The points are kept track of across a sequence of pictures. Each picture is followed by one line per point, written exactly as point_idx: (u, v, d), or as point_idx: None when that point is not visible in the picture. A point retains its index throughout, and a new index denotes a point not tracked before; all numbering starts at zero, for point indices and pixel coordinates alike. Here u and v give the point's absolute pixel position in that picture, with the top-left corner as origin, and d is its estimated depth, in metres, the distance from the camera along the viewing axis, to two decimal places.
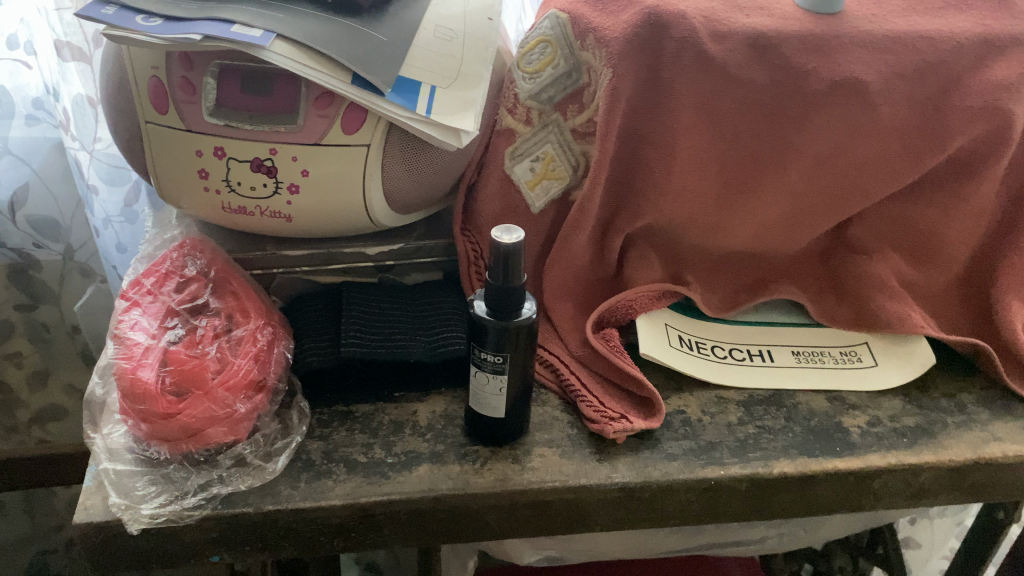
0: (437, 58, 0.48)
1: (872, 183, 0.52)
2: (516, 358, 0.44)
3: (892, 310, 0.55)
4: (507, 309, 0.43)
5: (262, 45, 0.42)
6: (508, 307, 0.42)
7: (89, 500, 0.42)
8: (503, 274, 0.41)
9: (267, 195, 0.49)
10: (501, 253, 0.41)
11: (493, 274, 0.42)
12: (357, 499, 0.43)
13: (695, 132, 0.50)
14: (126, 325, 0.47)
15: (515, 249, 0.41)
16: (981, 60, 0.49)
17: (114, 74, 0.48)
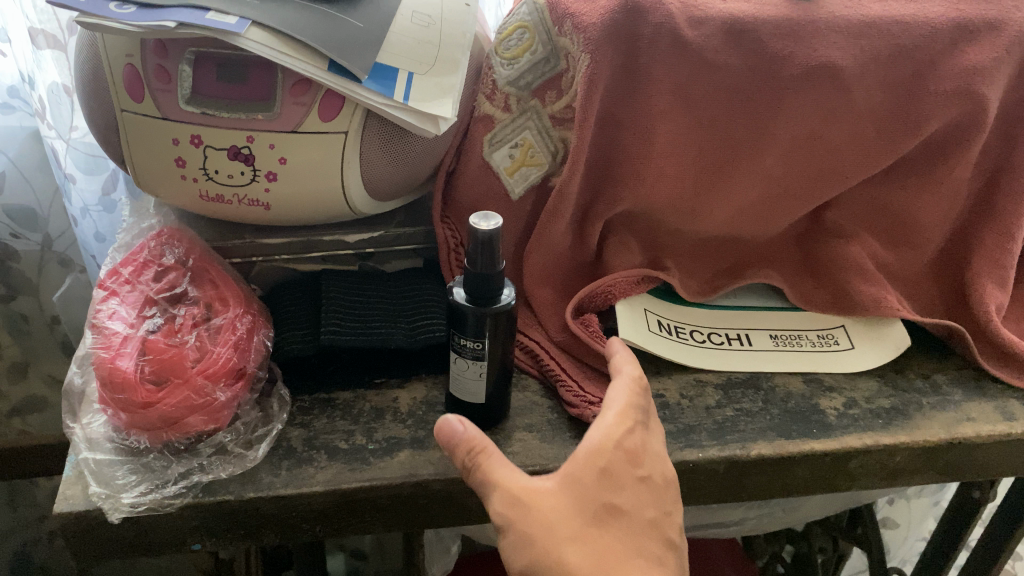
0: (413, 45, 0.48)
1: (846, 167, 0.53)
2: (496, 344, 0.44)
3: (868, 293, 0.56)
4: (486, 295, 0.43)
5: (238, 32, 0.42)
6: (487, 294, 0.43)
7: (69, 490, 0.42)
8: (482, 261, 0.41)
9: (245, 183, 0.49)
10: (479, 240, 0.41)
11: (472, 261, 0.42)
12: (338, 485, 0.43)
13: (672, 118, 0.50)
14: (104, 314, 0.47)
15: (494, 236, 0.41)
16: (954, 45, 0.49)
17: (88, 62, 0.48)
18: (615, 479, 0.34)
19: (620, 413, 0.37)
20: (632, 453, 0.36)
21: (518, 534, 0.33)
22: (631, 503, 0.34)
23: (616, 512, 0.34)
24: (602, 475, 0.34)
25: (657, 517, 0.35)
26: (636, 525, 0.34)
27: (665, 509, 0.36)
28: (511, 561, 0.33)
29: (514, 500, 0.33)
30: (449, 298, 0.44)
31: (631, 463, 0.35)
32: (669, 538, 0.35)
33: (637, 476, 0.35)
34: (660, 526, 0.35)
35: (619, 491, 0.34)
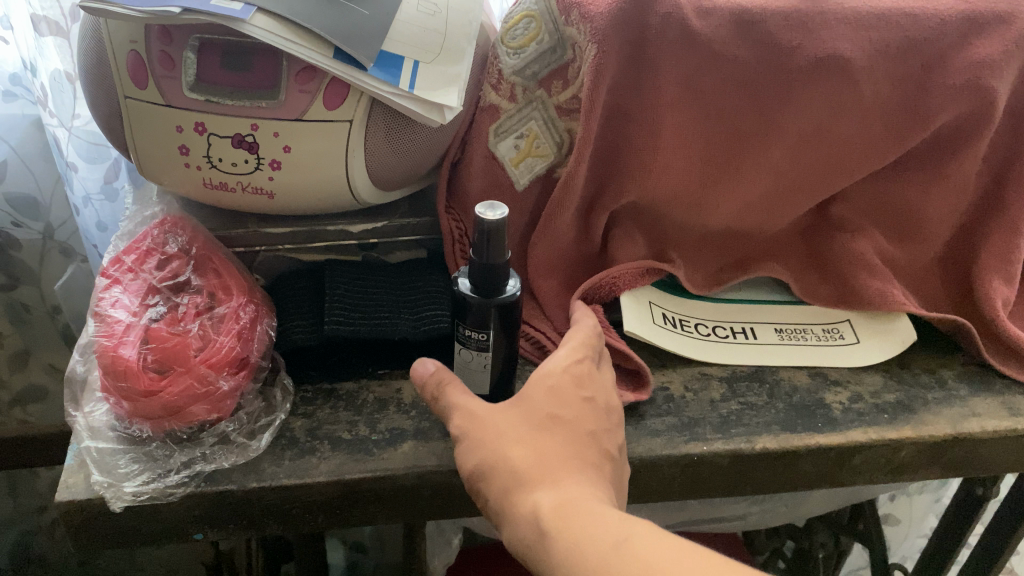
0: (419, 32, 0.48)
1: (853, 160, 0.52)
2: (501, 334, 0.44)
3: (874, 288, 0.56)
4: (491, 286, 0.42)
5: (243, 18, 0.42)
6: (492, 285, 0.42)
7: (71, 478, 0.42)
8: (487, 251, 0.41)
9: (249, 171, 0.48)
10: (484, 230, 0.40)
11: (477, 251, 0.41)
12: (342, 476, 0.43)
13: (679, 109, 0.50)
14: (107, 302, 0.46)
15: (499, 226, 0.40)
16: (964, 38, 0.49)
17: (92, 48, 0.47)
18: (561, 395, 0.40)
19: (570, 348, 0.44)
20: (578, 377, 0.42)
21: (470, 439, 0.39)
22: (572, 414, 0.40)
23: (556, 420, 0.39)
24: (550, 390, 0.40)
25: (597, 431, 0.40)
26: (576, 433, 0.39)
27: (607, 427, 0.41)
28: (464, 464, 0.39)
29: (471, 414, 0.40)
30: (455, 289, 0.44)
31: (575, 384, 0.41)
32: (610, 451, 0.40)
33: (581, 394, 0.41)
34: (599, 439, 0.40)
35: (564, 404, 0.40)
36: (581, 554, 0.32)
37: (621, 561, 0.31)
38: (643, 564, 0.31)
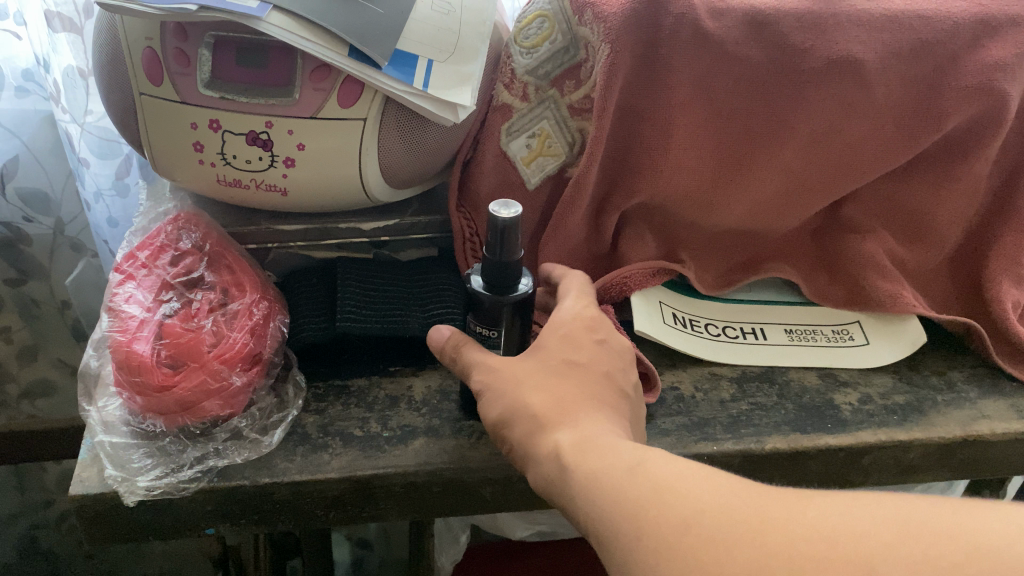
0: (434, 32, 0.48)
1: (865, 161, 0.52)
2: (511, 331, 0.44)
3: (884, 289, 0.56)
4: (503, 284, 0.42)
5: (258, 16, 0.42)
6: (504, 281, 0.42)
7: (84, 472, 0.42)
8: (500, 249, 0.41)
9: (263, 169, 0.49)
10: (497, 228, 0.40)
11: (490, 249, 0.42)
12: (353, 472, 0.43)
13: (691, 109, 0.50)
14: (121, 298, 0.47)
15: (513, 224, 0.40)
16: (977, 40, 0.49)
17: (107, 44, 0.47)
18: (574, 341, 0.41)
19: (578, 298, 0.45)
20: (590, 322, 0.43)
21: (492, 392, 0.40)
22: (587, 357, 0.41)
23: (573, 365, 0.40)
24: (565, 337, 0.42)
25: (612, 371, 0.41)
26: (592, 374, 0.40)
27: (621, 366, 0.42)
28: (488, 414, 0.39)
29: (489, 368, 0.41)
30: (467, 283, 0.44)
31: (587, 328, 0.42)
32: (624, 389, 0.41)
33: (594, 339, 0.42)
34: (614, 377, 0.41)
35: (579, 349, 0.41)
36: (597, 477, 0.32)
37: (633, 480, 0.31)
38: (656, 481, 0.30)
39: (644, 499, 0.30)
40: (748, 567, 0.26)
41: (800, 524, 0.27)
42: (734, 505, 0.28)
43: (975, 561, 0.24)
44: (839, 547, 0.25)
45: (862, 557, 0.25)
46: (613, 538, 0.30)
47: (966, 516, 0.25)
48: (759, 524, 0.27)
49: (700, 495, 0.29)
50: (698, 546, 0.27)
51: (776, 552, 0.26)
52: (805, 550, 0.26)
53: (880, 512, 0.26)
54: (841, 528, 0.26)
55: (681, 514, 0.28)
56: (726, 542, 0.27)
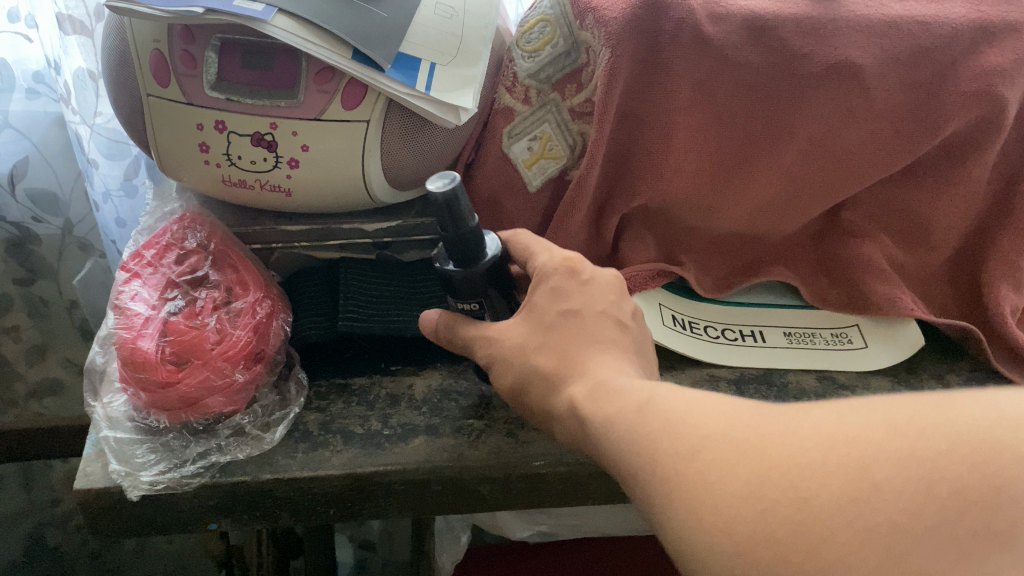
0: (437, 35, 0.48)
1: (865, 166, 0.53)
2: (493, 294, 0.44)
3: (883, 293, 0.56)
4: (470, 253, 0.42)
5: (264, 19, 0.43)
6: (467, 250, 0.41)
7: (89, 467, 0.43)
8: (455, 224, 0.40)
9: (267, 169, 0.49)
10: (442, 208, 0.39)
11: (445, 228, 0.40)
12: (353, 469, 0.44)
13: (692, 114, 0.51)
14: (127, 296, 0.47)
15: (453, 196, 0.39)
16: (976, 46, 0.49)
17: (116, 47, 0.48)
18: (562, 292, 0.40)
19: (549, 248, 0.43)
20: (570, 265, 0.41)
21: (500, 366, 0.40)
22: (580, 303, 0.40)
23: (573, 315, 0.39)
24: (551, 291, 0.40)
25: (608, 307, 0.40)
26: (588, 317, 0.39)
27: (615, 299, 0.41)
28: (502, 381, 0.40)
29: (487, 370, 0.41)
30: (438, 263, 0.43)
31: (571, 275, 0.41)
32: (622, 320, 0.40)
33: (578, 282, 0.41)
34: (610, 312, 0.40)
35: (568, 297, 0.40)
36: (611, 419, 0.32)
37: (645, 420, 0.31)
38: (666, 417, 0.30)
39: (655, 435, 0.30)
40: (747, 484, 0.25)
41: (797, 436, 0.26)
42: (740, 425, 0.28)
43: (969, 449, 0.22)
44: (834, 454, 0.24)
45: (856, 460, 0.24)
46: (632, 474, 0.30)
47: (964, 405, 0.24)
48: (759, 440, 0.26)
49: (707, 422, 0.29)
50: (699, 469, 0.27)
51: (777, 466, 0.25)
52: (801, 462, 0.25)
53: (875, 414, 0.25)
54: (836, 434, 0.25)
55: (689, 443, 0.28)
56: (727, 463, 0.26)
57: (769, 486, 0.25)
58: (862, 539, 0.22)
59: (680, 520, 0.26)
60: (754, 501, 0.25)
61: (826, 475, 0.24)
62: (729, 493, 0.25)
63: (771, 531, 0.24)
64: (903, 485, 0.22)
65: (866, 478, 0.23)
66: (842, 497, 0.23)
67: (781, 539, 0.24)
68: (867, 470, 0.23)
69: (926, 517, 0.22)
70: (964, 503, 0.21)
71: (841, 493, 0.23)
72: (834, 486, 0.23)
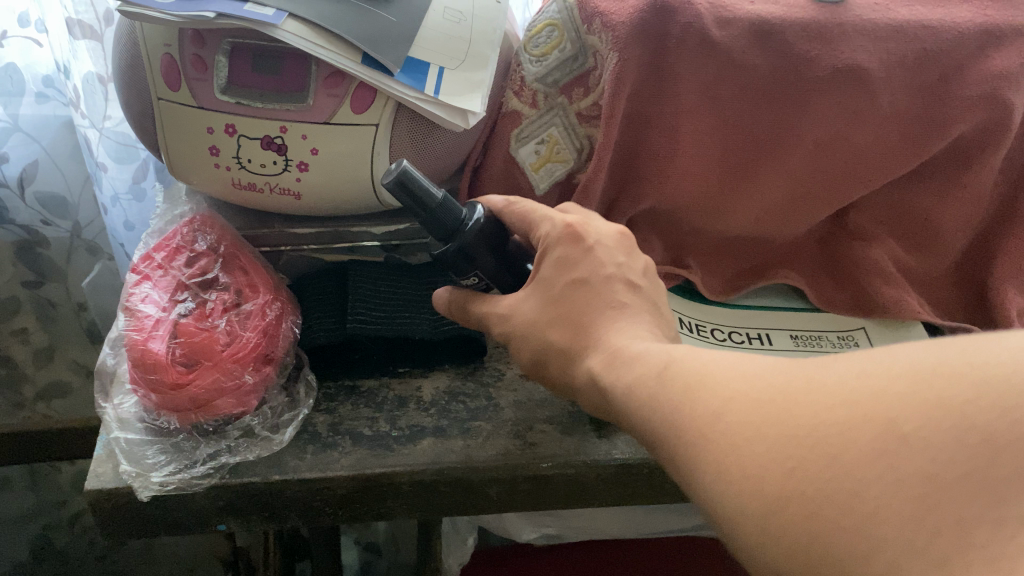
0: (445, 39, 0.49)
1: (871, 169, 0.53)
2: (495, 261, 0.44)
3: (889, 295, 0.56)
4: (451, 224, 0.42)
5: (274, 23, 0.43)
6: (445, 230, 0.42)
7: (100, 468, 0.43)
8: (424, 203, 0.40)
9: (277, 173, 0.50)
10: (403, 192, 0.40)
11: (417, 211, 0.41)
12: (361, 470, 0.44)
13: (698, 118, 0.51)
14: (137, 297, 0.48)
15: (408, 176, 0.40)
16: (981, 50, 0.49)
17: (128, 51, 0.49)
18: (568, 262, 0.40)
19: (548, 215, 0.42)
20: (574, 232, 0.41)
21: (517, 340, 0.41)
22: (588, 271, 0.39)
23: (580, 285, 0.39)
24: (558, 262, 0.40)
25: (616, 270, 0.40)
26: (597, 281, 0.39)
27: (621, 260, 0.40)
28: (521, 357, 0.41)
29: None
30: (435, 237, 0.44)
31: (575, 242, 0.40)
32: (632, 281, 0.40)
33: (582, 249, 0.40)
34: (619, 275, 0.40)
35: (575, 266, 0.40)
36: (633, 388, 0.33)
37: (670, 388, 0.31)
38: (691, 384, 0.30)
39: (681, 403, 0.30)
40: (774, 445, 0.25)
41: (820, 391, 0.25)
42: (764, 385, 0.27)
43: (998, 396, 0.21)
44: (858, 407, 0.23)
45: (884, 411, 0.23)
46: (663, 439, 0.30)
47: (993, 350, 0.23)
48: (784, 399, 0.26)
49: (730, 385, 0.28)
50: (724, 433, 0.27)
51: (802, 424, 0.24)
52: (826, 417, 0.24)
53: (899, 362, 0.24)
54: (859, 386, 0.24)
55: (712, 407, 0.28)
56: (752, 424, 0.26)
57: (795, 444, 0.24)
58: (894, 492, 0.21)
59: (711, 485, 0.26)
60: (781, 459, 0.24)
61: (854, 429, 0.23)
62: (756, 454, 0.25)
63: (800, 488, 0.23)
64: (932, 434, 0.22)
65: (894, 430, 0.22)
66: (871, 451, 0.22)
67: (811, 495, 0.23)
68: (895, 420, 0.22)
69: (956, 465, 0.21)
70: (994, 450, 0.21)
71: (869, 446, 0.22)
72: (862, 440, 0.23)
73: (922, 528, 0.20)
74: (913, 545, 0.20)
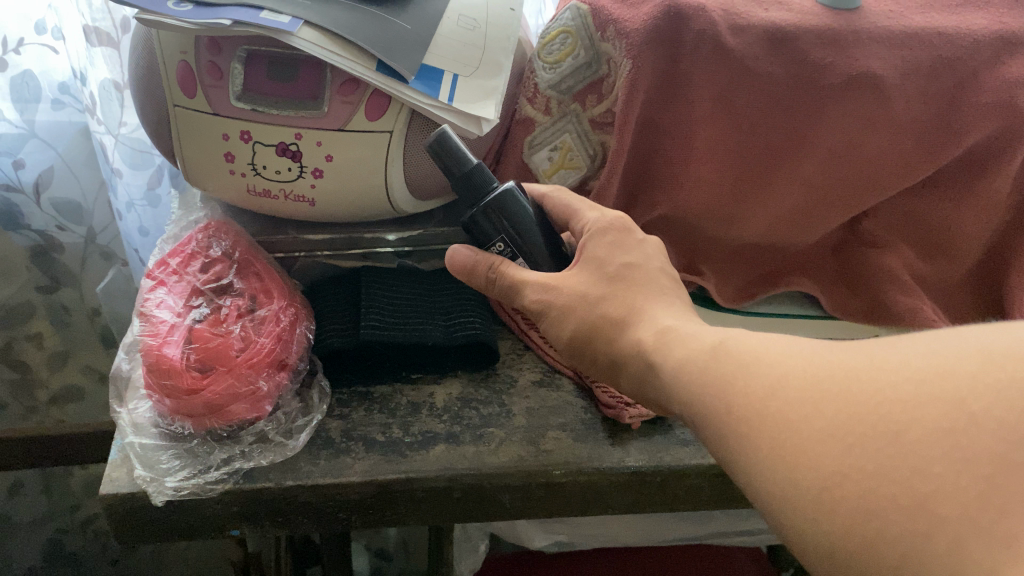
0: (459, 47, 0.49)
1: (887, 175, 0.53)
2: (526, 238, 0.44)
3: (904, 303, 0.55)
4: (479, 191, 0.43)
5: (290, 31, 0.43)
6: (475, 193, 0.43)
7: (114, 473, 0.43)
8: (452, 166, 0.42)
9: (292, 179, 0.50)
10: (433, 150, 0.42)
11: (448, 173, 0.43)
12: (375, 476, 0.44)
13: (712, 125, 0.51)
14: (153, 303, 0.48)
15: (441, 137, 0.42)
16: (997, 57, 0.49)
17: (144, 58, 0.49)
18: (621, 245, 0.41)
19: (595, 207, 0.44)
20: (624, 223, 0.42)
21: (558, 311, 0.40)
22: (638, 259, 0.40)
23: (632, 267, 0.40)
24: (611, 244, 0.41)
25: (663, 265, 0.41)
26: (649, 271, 0.40)
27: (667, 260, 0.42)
28: (561, 331, 0.40)
29: None
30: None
31: (626, 231, 0.42)
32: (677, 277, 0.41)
33: (633, 239, 0.41)
34: (666, 270, 0.41)
35: (629, 252, 0.40)
36: (683, 363, 0.32)
37: (717, 364, 0.30)
38: (741, 361, 0.29)
39: (730, 380, 0.28)
40: (833, 423, 0.23)
41: (883, 367, 0.24)
42: (820, 360, 0.26)
43: None
44: (924, 385, 0.22)
45: (952, 391, 0.21)
46: (707, 416, 0.29)
47: None
48: (844, 376, 0.24)
49: (782, 363, 0.27)
50: (777, 409, 0.25)
51: (866, 401, 0.23)
52: (889, 394, 0.23)
53: (966, 344, 0.23)
54: (926, 366, 0.23)
55: (766, 382, 0.27)
56: (808, 397, 0.25)
57: (855, 420, 0.23)
58: (958, 469, 0.20)
59: (759, 465, 0.25)
60: (839, 435, 0.23)
61: (919, 408, 0.22)
62: (811, 430, 0.24)
63: (859, 465, 0.22)
64: (1004, 414, 0.20)
65: (964, 409, 0.21)
66: (936, 430, 0.21)
67: (871, 472, 0.22)
68: (963, 400, 0.21)
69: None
70: None
71: (933, 425, 0.21)
72: (928, 417, 0.21)
73: (987, 505, 0.19)
74: (977, 525, 0.19)
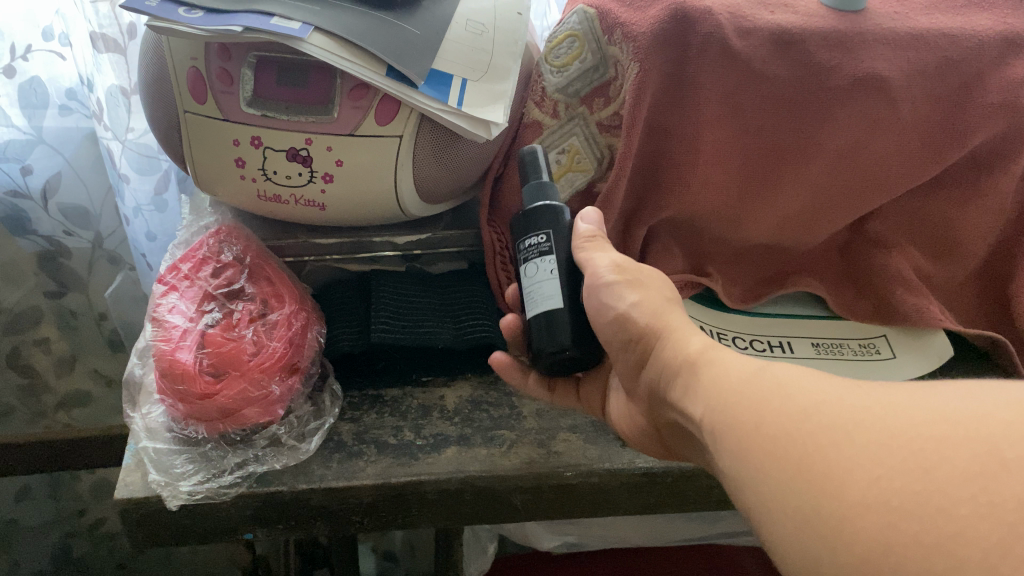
0: (468, 52, 0.49)
1: (892, 176, 0.53)
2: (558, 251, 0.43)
3: (911, 303, 0.56)
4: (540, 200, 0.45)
5: (302, 37, 0.44)
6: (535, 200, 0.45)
7: (129, 477, 0.44)
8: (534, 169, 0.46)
9: (302, 184, 0.50)
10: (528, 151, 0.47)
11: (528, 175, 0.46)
12: (388, 479, 0.44)
13: (719, 128, 0.51)
14: (165, 308, 0.48)
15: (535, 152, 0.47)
16: (1001, 57, 0.49)
17: (154, 64, 0.49)
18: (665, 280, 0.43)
19: None
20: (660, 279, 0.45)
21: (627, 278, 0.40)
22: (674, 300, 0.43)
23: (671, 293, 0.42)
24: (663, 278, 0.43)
25: None
26: None
27: None
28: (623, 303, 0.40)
29: None
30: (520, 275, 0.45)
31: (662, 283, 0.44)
32: None
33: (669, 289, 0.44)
34: None
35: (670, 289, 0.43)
36: (713, 378, 0.32)
37: (747, 387, 0.30)
38: (767, 382, 0.29)
39: (758, 403, 0.28)
40: (868, 449, 0.24)
41: (922, 409, 0.24)
42: (856, 395, 0.26)
43: None
44: (962, 428, 0.23)
45: (984, 436, 0.22)
46: (728, 430, 0.29)
47: None
48: (883, 410, 0.25)
49: (819, 386, 0.28)
50: (811, 431, 0.25)
51: (903, 434, 0.23)
52: (923, 433, 0.23)
53: (1008, 395, 0.24)
54: (964, 411, 0.23)
55: (801, 405, 0.27)
56: (840, 427, 0.25)
57: (890, 451, 0.23)
58: (984, 514, 0.20)
59: (777, 485, 0.25)
60: (869, 465, 0.23)
61: (955, 450, 0.22)
62: (839, 460, 0.24)
63: (885, 498, 0.22)
64: None
65: (997, 456, 0.21)
66: (966, 472, 0.22)
67: (895, 507, 0.22)
68: (995, 449, 0.22)
69: None
70: None
71: (965, 468, 0.22)
72: (960, 458, 0.22)
73: (1009, 554, 0.19)
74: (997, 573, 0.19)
